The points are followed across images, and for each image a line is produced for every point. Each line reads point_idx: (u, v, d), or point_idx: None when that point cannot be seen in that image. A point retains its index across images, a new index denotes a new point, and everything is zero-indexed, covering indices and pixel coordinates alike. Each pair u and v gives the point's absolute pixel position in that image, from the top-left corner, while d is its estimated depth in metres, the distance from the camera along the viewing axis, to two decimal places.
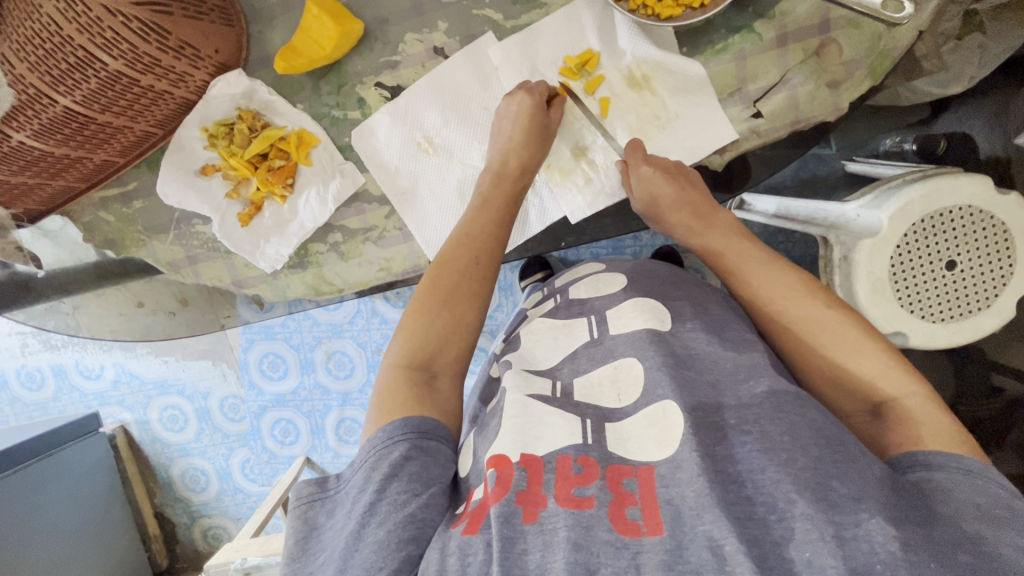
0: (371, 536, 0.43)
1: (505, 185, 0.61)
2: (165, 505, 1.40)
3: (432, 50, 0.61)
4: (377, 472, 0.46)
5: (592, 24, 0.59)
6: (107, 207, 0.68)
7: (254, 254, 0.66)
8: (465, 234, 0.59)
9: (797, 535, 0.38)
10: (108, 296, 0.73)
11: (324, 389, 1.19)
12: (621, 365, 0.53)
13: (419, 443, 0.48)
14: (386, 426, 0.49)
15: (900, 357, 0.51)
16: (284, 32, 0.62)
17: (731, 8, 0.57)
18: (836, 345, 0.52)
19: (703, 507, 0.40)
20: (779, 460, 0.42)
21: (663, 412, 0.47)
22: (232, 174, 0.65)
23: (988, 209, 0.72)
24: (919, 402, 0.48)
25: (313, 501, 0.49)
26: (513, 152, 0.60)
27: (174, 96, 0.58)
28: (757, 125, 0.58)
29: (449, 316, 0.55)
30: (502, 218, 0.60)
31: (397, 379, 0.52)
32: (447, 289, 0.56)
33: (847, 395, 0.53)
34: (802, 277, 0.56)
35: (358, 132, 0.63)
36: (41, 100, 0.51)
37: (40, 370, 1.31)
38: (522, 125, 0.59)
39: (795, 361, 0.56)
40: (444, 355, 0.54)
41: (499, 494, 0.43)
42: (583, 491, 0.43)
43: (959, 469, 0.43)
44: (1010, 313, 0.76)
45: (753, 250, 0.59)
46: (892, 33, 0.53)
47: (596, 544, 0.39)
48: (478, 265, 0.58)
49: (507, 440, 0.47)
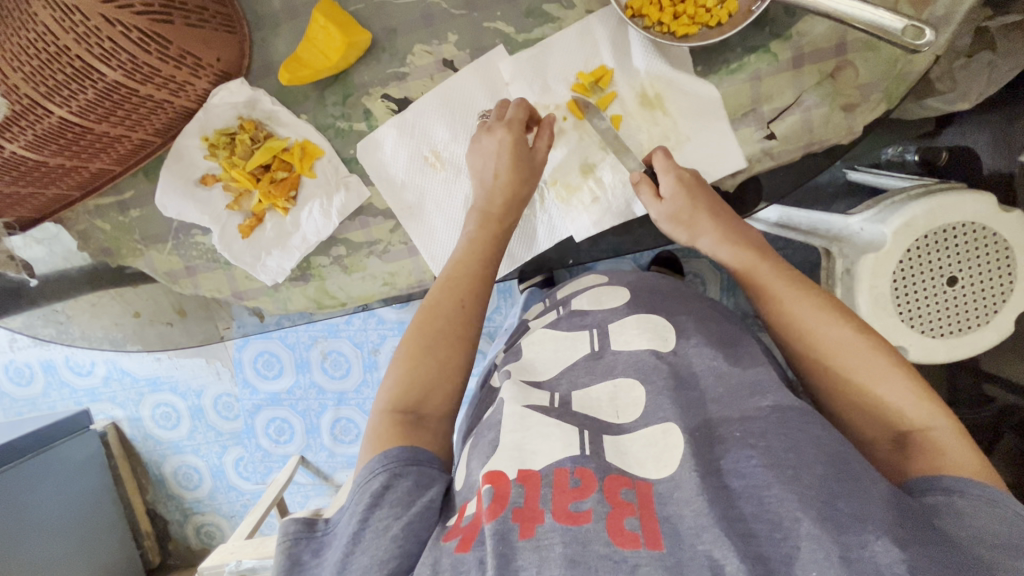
0: (356, 563, 0.43)
1: (490, 224, 0.59)
2: (157, 502, 1.39)
3: (442, 62, 0.60)
4: (360, 505, 0.46)
5: (606, 39, 0.58)
6: (103, 215, 0.66)
7: (255, 267, 0.65)
8: (452, 276, 0.57)
9: (803, 556, 0.37)
10: (103, 305, 0.71)
11: (320, 389, 1.18)
12: (621, 384, 0.53)
13: (401, 472, 0.47)
14: (368, 464, 0.48)
15: (925, 386, 0.50)
16: (289, 40, 0.60)
17: (748, 27, 0.56)
18: (864, 372, 0.51)
19: (703, 526, 0.39)
20: (784, 477, 0.41)
21: (663, 432, 0.47)
22: (233, 186, 0.63)
23: (992, 226, 0.71)
24: (946, 433, 0.47)
25: (298, 539, 0.47)
26: (498, 191, 0.59)
27: (173, 105, 0.57)
28: (769, 146, 0.57)
29: (434, 361, 0.53)
30: (487, 259, 0.58)
31: (385, 424, 0.50)
32: (433, 335, 0.54)
33: (870, 421, 0.51)
34: (830, 299, 0.55)
35: (365, 143, 0.62)
36: (36, 111, 0.49)
37: (29, 365, 1.29)
38: (506, 161, 0.58)
39: (816, 385, 0.55)
40: (432, 398, 0.52)
41: (495, 511, 0.42)
42: (580, 505, 0.41)
43: (982, 497, 0.42)
44: (1008, 330, 0.75)
45: (784, 270, 0.57)
46: (910, 57, 0.52)
47: (592, 560, 0.38)
48: (463, 308, 0.56)
49: (504, 456, 0.46)
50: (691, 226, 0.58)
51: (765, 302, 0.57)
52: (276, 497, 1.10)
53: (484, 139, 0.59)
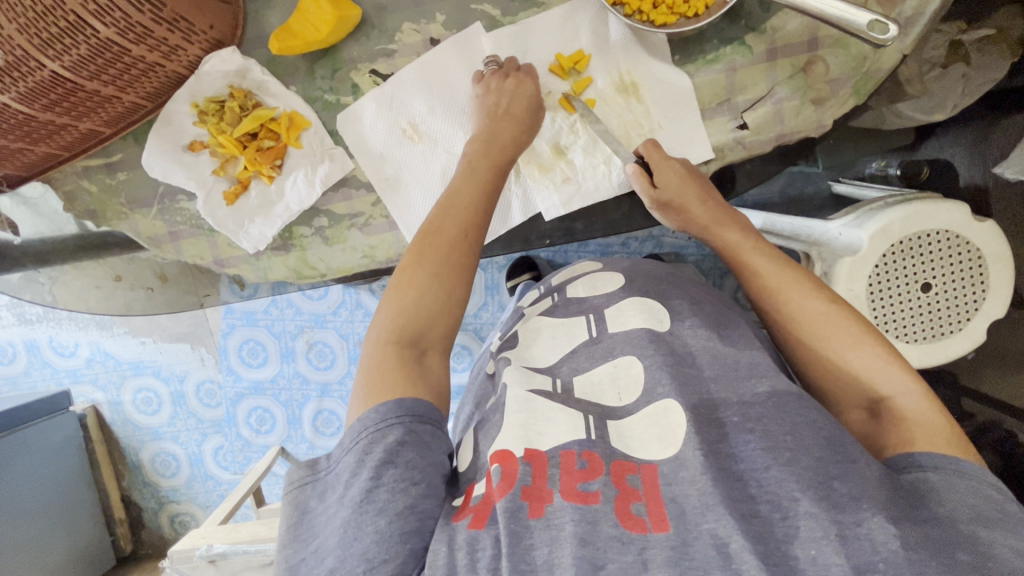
0: (371, 525, 0.41)
1: (493, 154, 0.59)
2: (133, 489, 1.37)
3: (429, 41, 0.62)
4: (371, 457, 0.44)
5: (587, 26, 0.61)
6: (90, 176, 0.68)
7: (236, 234, 0.67)
8: (451, 204, 0.57)
9: (802, 533, 0.38)
10: (84, 269, 0.71)
11: (303, 378, 1.17)
12: (620, 363, 0.53)
13: (415, 428, 0.46)
14: (379, 407, 0.46)
15: (898, 356, 0.51)
16: (282, 14, 0.63)
17: (724, 20, 0.59)
18: (837, 340, 0.53)
19: (708, 506, 0.40)
20: (783, 460, 0.42)
21: (663, 411, 0.48)
22: (219, 152, 0.65)
23: (964, 234, 0.73)
24: (918, 400, 0.49)
25: (304, 485, 0.47)
26: (505, 126, 0.60)
27: (165, 68, 0.59)
28: (742, 136, 0.60)
29: (439, 289, 0.53)
30: (489, 191, 0.58)
31: (389, 356, 0.50)
32: (440, 259, 0.54)
33: (846, 391, 0.53)
34: (805, 274, 0.57)
35: (344, 116, 0.64)
36: (29, 64, 0.49)
37: (11, 344, 1.28)
38: (517, 104, 0.60)
39: (794, 358, 0.57)
40: (434, 330, 0.53)
41: (505, 489, 0.42)
42: (589, 486, 0.42)
43: (954, 471, 0.43)
44: (981, 337, 0.77)
45: (764, 249, 0.59)
46: (877, 54, 0.55)
47: (602, 540, 0.39)
48: (465, 238, 0.56)
49: (510, 435, 0.46)
50: (687, 209, 0.60)
51: (749, 278, 0.59)
52: (254, 487, 1.08)
53: (506, 83, 0.60)
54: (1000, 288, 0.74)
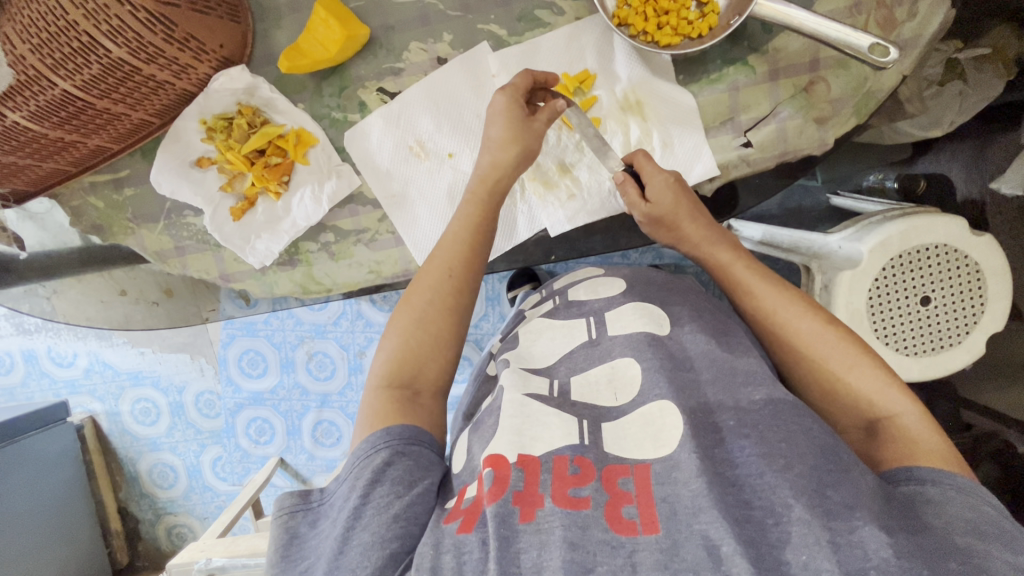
0: (356, 540, 0.42)
1: (492, 184, 0.60)
2: (130, 500, 1.37)
3: (436, 60, 0.63)
4: (360, 480, 0.45)
5: (592, 45, 0.62)
6: (97, 192, 0.68)
7: (244, 249, 0.67)
8: (441, 246, 0.58)
9: (794, 539, 0.38)
10: (88, 282, 0.72)
11: (303, 390, 1.17)
12: (618, 365, 0.54)
13: (402, 450, 0.47)
14: (369, 437, 0.48)
15: (894, 376, 0.52)
16: (290, 32, 0.64)
17: (727, 41, 0.60)
18: (834, 362, 0.53)
19: (700, 508, 0.40)
20: (777, 466, 0.42)
21: (658, 411, 0.48)
22: (227, 169, 0.66)
23: (963, 248, 0.73)
24: (914, 419, 0.49)
25: (295, 511, 0.47)
26: (504, 157, 0.59)
27: (175, 86, 0.59)
28: (747, 154, 0.60)
29: (426, 334, 0.55)
30: (483, 229, 0.59)
31: (383, 400, 0.51)
32: (426, 304, 0.55)
33: (844, 410, 0.53)
34: (799, 295, 0.57)
35: (352, 133, 0.65)
36: (40, 82, 0.50)
37: (10, 354, 1.28)
38: (506, 126, 0.58)
39: (791, 375, 0.57)
40: (426, 373, 0.54)
41: (495, 494, 0.42)
42: (579, 492, 0.42)
43: (952, 486, 0.43)
44: (981, 349, 0.76)
45: (757, 269, 0.59)
46: (877, 76, 0.56)
47: (591, 544, 0.38)
48: (452, 278, 0.57)
49: (503, 441, 0.46)
50: (680, 227, 0.60)
51: (743, 297, 0.59)
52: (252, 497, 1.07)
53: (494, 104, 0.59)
54: (999, 301, 0.74)
